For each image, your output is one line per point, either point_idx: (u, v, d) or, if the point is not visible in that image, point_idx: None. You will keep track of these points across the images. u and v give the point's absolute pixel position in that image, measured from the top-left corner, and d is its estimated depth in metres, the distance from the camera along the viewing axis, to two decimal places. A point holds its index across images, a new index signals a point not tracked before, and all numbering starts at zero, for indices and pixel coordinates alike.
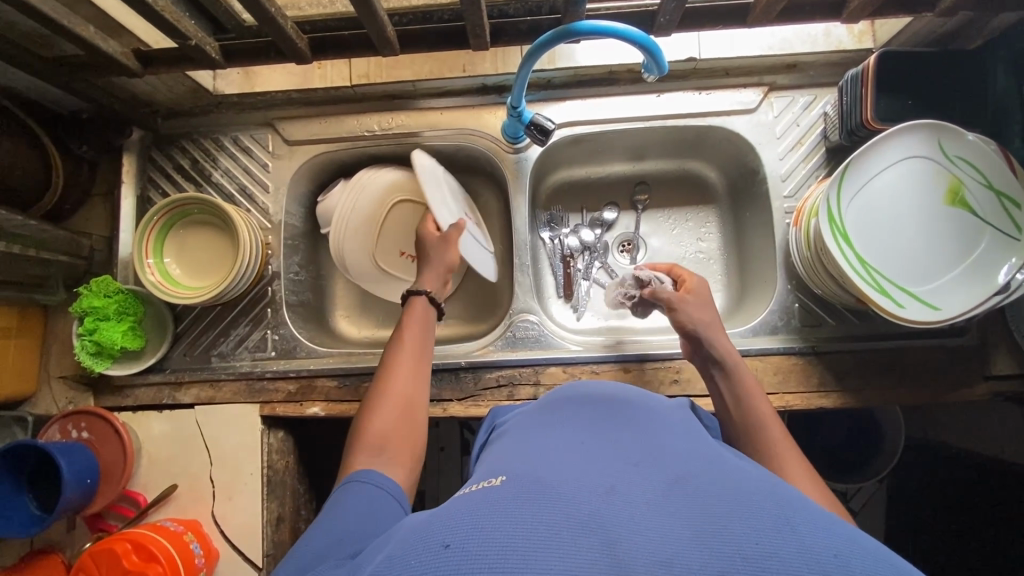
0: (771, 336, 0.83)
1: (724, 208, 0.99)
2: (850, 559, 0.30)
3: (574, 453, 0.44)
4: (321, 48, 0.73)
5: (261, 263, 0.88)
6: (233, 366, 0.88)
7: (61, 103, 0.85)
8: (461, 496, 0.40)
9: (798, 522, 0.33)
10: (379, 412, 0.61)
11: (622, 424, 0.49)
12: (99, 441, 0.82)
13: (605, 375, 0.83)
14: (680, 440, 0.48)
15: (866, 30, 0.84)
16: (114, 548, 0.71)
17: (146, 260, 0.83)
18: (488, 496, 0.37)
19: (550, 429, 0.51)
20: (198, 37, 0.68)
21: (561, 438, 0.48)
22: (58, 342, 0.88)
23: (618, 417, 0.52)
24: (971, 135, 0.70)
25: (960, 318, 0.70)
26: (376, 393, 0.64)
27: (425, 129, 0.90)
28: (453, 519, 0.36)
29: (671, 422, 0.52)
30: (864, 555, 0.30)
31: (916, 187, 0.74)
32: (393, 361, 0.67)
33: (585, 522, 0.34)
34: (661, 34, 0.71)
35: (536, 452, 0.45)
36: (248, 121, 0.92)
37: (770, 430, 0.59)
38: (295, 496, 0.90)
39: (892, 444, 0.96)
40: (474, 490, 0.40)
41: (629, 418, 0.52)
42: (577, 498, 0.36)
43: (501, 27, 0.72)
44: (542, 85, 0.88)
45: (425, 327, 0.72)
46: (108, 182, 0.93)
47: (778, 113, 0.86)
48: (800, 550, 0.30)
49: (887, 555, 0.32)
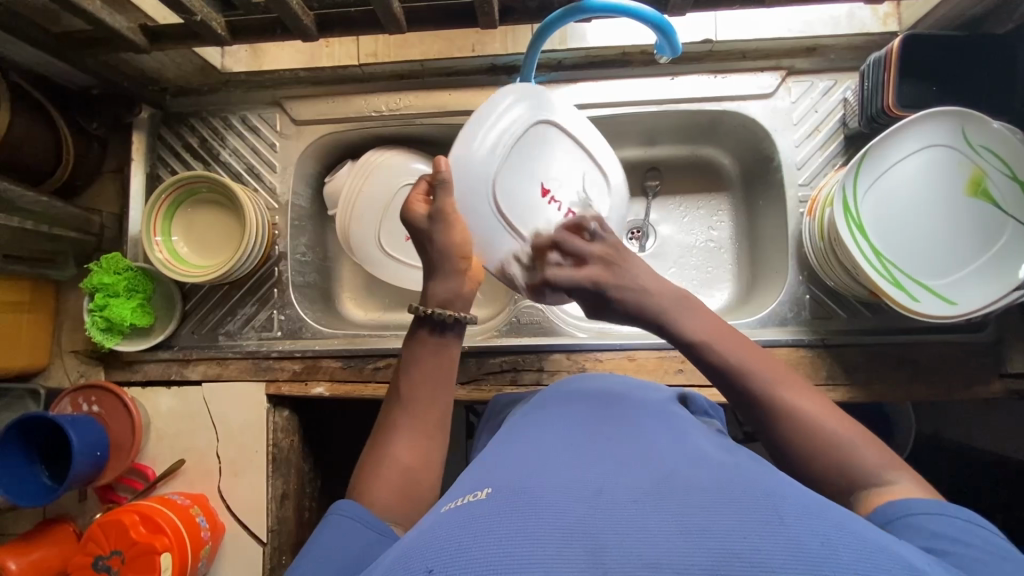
0: (781, 327, 0.82)
1: (737, 196, 0.97)
2: (840, 548, 0.29)
3: (570, 452, 0.44)
4: (328, 25, 0.72)
5: (268, 243, 0.88)
6: (239, 345, 0.89)
7: (72, 79, 0.86)
8: (455, 501, 0.39)
9: (787, 514, 0.32)
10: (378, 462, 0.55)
11: (620, 427, 0.49)
12: (109, 415, 0.83)
13: (610, 363, 0.82)
14: (679, 436, 0.47)
15: (891, 12, 0.81)
16: (122, 520, 0.73)
17: (154, 238, 0.84)
18: (483, 500, 0.36)
19: (549, 423, 0.51)
20: (204, 12, 0.67)
21: (559, 437, 0.47)
22: (70, 317, 0.90)
23: (616, 417, 0.51)
24: (995, 123, 0.68)
25: (979, 313, 0.68)
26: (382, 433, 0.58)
27: (433, 109, 0.89)
28: (448, 522, 0.35)
29: (669, 421, 0.51)
30: (861, 549, 0.30)
31: (938, 178, 0.72)
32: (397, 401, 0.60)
33: (579, 527, 0.33)
34: (675, 13, 0.69)
35: (532, 452, 0.44)
36: (256, 99, 0.92)
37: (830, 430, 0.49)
38: (301, 474, 0.92)
39: (902, 439, 0.94)
40: (466, 497, 0.38)
41: (630, 419, 0.51)
42: (571, 503, 0.35)
43: (510, 4, 0.70)
44: (553, 67, 0.86)
45: (438, 363, 0.62)
46: (118, 159, 0.94)
47: (795, 99, 0.84)
48: (796, 547, 0.30)
49: (877, 542, 0.31)
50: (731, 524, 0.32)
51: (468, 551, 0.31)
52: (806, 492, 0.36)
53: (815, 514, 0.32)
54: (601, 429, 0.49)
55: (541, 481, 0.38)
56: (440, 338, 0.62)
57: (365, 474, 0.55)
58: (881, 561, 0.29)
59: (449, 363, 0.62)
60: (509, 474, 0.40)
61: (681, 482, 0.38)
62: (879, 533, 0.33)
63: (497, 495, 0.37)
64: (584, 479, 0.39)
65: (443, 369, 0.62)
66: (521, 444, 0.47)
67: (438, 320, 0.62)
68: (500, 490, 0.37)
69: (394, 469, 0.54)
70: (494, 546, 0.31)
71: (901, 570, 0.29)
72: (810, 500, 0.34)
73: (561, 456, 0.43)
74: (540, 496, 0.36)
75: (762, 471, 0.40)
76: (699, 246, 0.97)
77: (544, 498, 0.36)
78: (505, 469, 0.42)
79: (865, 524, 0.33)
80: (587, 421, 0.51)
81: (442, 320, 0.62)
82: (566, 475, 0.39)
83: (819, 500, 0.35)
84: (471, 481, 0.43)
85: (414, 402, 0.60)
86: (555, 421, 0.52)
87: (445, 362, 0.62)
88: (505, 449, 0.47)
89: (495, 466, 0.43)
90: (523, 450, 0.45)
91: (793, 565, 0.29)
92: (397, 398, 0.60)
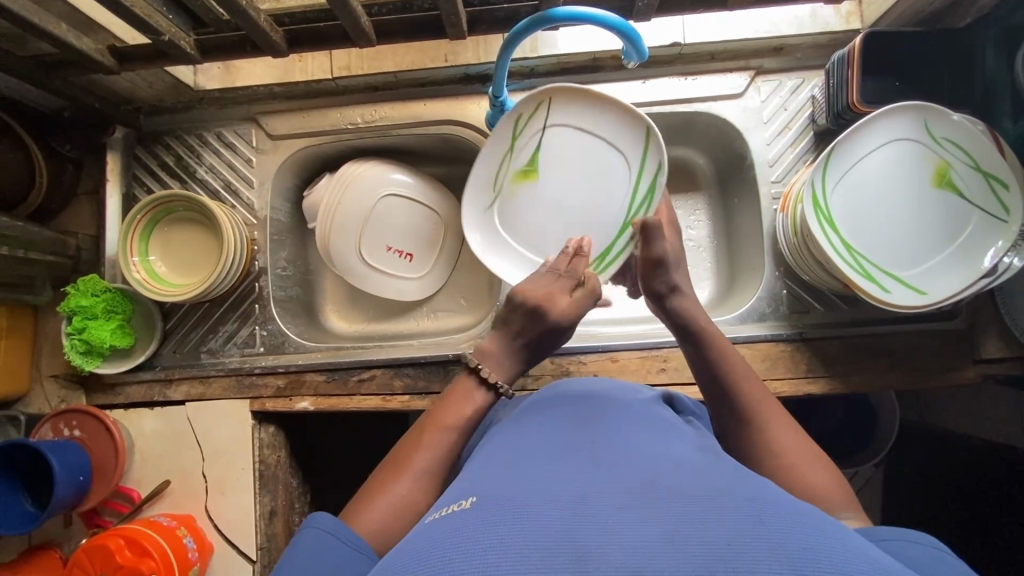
0: (759, 323, 0.83)
1: (713, 194, 0.98)
2: (818, 553, 0.31)
3: (550, 456, 0.45)
4: (297, 41, 0.72)
5: (247, 258, 0.88)
6: (222, 362, 0.89)
7: (42, 102, 0.85)
8: (432, 519, 0.39)
9: (767, 519, 0.34)
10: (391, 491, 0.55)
11: (598, 433, 0.50)
12: (91, 439, 0.82)
13: (593, 365, 0.83)
14: (656, 439, 0.49)
15: (853, 10, 0.82)
16: (107, 544, 0.72)
17: (131, 258, 0.83)
18: (462, 515, 0.37)
19: (534, 430, 0.52)
20: (171, 32, 0.67)
21: (542, 443, 0.48)
22: (48, 342, 0.89)
23: (595, 421, 0.52)
24: (956, 116, 0.69)
25: (947, 301, 0.69)
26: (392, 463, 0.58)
27: (408, 120, 0.89)
28: (430, 540, 0.35)
29: (646, 424, 0.52)
30: (841, 553, 0.31)
31: (905, 171, 0.73)
32: (419, 442, 0.59)
33: (560, 534, 0.33)
34: (640, 19, 0.70)
35: (513, 462, 0.45)
36: (231, 116, 0.92)
37: (783, 442, 0.55)
38: (290, 490, 0.91)
39: (887, 425, 0.96)
40: (444, 513, 0.39)
41: (609, 422, 0.52)
42: (553, 509, 0.36)
43: (478, 15, 0.71)
44: (525, 74, 0.87)
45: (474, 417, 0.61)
46: (93, 181, 0.93)
47: (765, 98, 0.85)
48: (773, 550, 0.31)
49: (851, 543, 0.33)
50: (712, 528, 0.33)
51: (450, 563, 0.32)
52: (780, 495, 0.38)
53: (794, 520, 0.34)
54: (581, 435, 0.49)
55: (524, 491, 0.38)
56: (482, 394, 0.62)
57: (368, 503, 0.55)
58: (861, 567, 0.30)
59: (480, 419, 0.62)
60: (488, 483, 0.41)
61: (660, 484, 0.39)
62: (859, 541, 0.34)
63: (483, 504, 0.37)
64: (566, 485, 0.39)
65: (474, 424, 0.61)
66: (503, 451, 0.48)
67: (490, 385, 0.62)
68: (485, 499, 0.38)
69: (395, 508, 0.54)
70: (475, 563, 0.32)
71: (881, 572, 0.30)
72: (792, 507, 0.36)
73: (542, 462, 0.44)
74: (523, 503, 0.37)
75: (737, 475, 0.41)
76: None
77: (523, 507, 0.36)
78: (483, 485, 0.41)
79: (837, 524, 0.35)
80: (567, 426, 0.52)
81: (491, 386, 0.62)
82: (548, 481, 0.40)
83: (797, 504, 0.37)
84: (453, 491, 0.43)
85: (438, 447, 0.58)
86: (540, 427, 0.53)
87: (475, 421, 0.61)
88: (491, 457, 0.48)
89: (475, 476, 0.44)
90: (503, 458, 0.46)
91: (774, 566, 0.30)
92: (420, 436, 0.59)
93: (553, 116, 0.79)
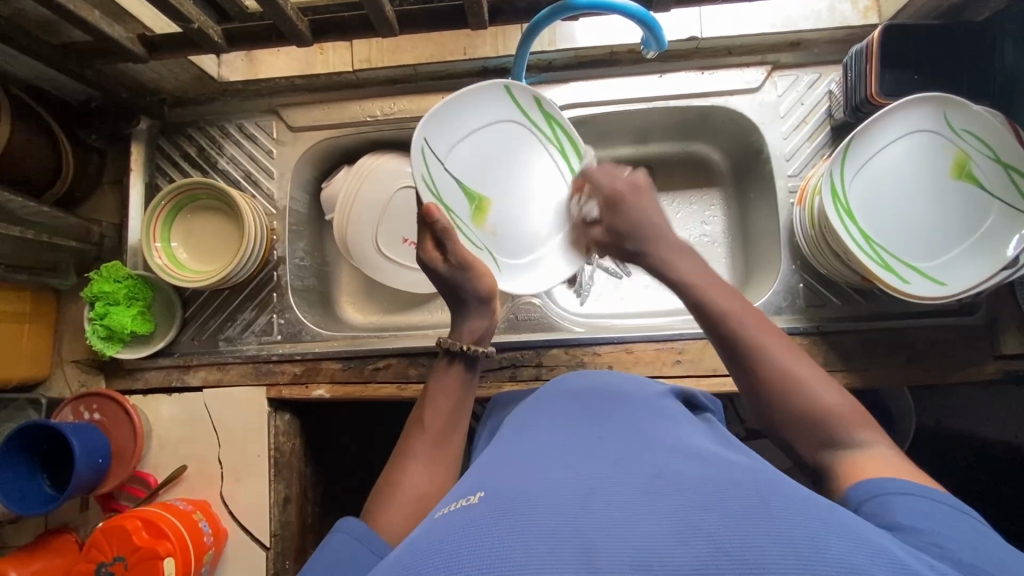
0: (775, 317, 0.83)
1: (728, 190, 0.98)
2: (829, 541, 0.30)
3: (566, 453, 0.45)
4: (321, 31, 0.73)
5: (266, 247, 0.89)
6: (240, 350, 0.89)
7: (70, 92, 0.87)
8: (442, 514, 0.39)
9: (778, 508, 0.33)
10: (407, 476, 0.60)
11: (613, 428, 0.50)
12: (110, 424, 0.83)
13: (607, 356, 0.83)
14: (676, 433, 0.49)
15: (871, 5, 0.83)
16: (125, 525, 0.73)
17: (153, 244, 0.85)
18: (470, 512, 0.37)
19: (548, 426, 0.52)
20: (201, 20, 0.68)
21: (558, 438, 0.48)
22: (70, 327, 0.91)
23: (613, 417, 0.52)
24: (976, 106, 0.69)
25: (965, 293, 0.69)
26: (401, 454, 0.63)
27: (426, 113, 0.90)
28: (442, 533, 0.35)
29: (663, 419, 0.52)
30: (852, 541, 0.31)
31: (921, 162, 0.73)
32: (421, 427, 0.65)
33: (570, 530, 0.34)
34: (660, 10, 0.71)
35: (528, 457, 0.45)
36: (253, 108, 0.93)
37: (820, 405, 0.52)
38: (302, 479, 0.92)
39: (904, 422, 0.94)
40: (453, 509, 0.39)
41: (624, 417, 0.52)
42: (562, 506, 0.36)
43: (499, 5, 0.72)
44: (544, 68, 0.88)
45: (464, 397, 0.68)
46: (118, 170, 0.95)
47: (782, 92, 0.85)
48: (787, 544, 0.30)
49: (865, 533, 0.33)
50: (725, 520, 0.32)
51: (460, 555, 0.32)
52: (798, 488, 0.37)
53: (802, 507, 0.34)
54: (595, 431, 0.49)
55: (536, 486, 0.39)
56: (469, 371, 0.70)
57: (383, 499, 0.58)
58: (876, 558, 0.30)
59: (470, 399, 0.70)
60: (504, 476, 0.41)
61: (674, 479, 0.39)
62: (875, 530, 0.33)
63: (495, 497, 0.38)
64: (575, 481, 0.39)
65: (466, 403, 0.68)
66: (516, 447, 0.48)
67: (464, 353, 0.69)
68: (495, 494, 0.38)
69: (410, 495, 0.58)
70: (485, 554, 0.32)
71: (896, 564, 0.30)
72: (803, 496, 0.36)
73: (557, 457, 0.44)
74: (535, 499, 0.37)
75: (757, 471, 0.40)
76: (694, 240, 0.98)
77: (535, 503, 0.36)
78: (497, 479, 0.41)
79: (858, 521, 0.34)
80: (584, 422, 0.52)
81: (466, 354, 0.69)
82: (562, 475, 0.40)
83: (811, 495, 0.36)
84: (466, 484, 0.44)
85: (437, 431, 0.65)
86: (556, 421, 0.53)
87: (465, 393, 0.69)
88: (506, 450, 0.48)
89: (491, 469, 0.44)
90: (518, 453, 0.46)
91: (787, 559, 0.29)
92: (418, 423, 0.65)
93: (440, 150, 0.69)
